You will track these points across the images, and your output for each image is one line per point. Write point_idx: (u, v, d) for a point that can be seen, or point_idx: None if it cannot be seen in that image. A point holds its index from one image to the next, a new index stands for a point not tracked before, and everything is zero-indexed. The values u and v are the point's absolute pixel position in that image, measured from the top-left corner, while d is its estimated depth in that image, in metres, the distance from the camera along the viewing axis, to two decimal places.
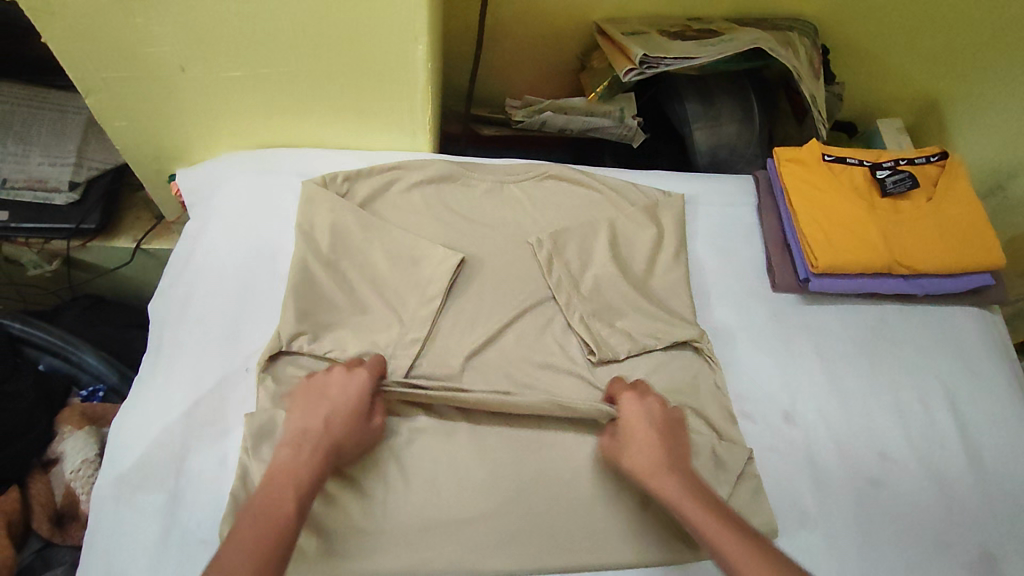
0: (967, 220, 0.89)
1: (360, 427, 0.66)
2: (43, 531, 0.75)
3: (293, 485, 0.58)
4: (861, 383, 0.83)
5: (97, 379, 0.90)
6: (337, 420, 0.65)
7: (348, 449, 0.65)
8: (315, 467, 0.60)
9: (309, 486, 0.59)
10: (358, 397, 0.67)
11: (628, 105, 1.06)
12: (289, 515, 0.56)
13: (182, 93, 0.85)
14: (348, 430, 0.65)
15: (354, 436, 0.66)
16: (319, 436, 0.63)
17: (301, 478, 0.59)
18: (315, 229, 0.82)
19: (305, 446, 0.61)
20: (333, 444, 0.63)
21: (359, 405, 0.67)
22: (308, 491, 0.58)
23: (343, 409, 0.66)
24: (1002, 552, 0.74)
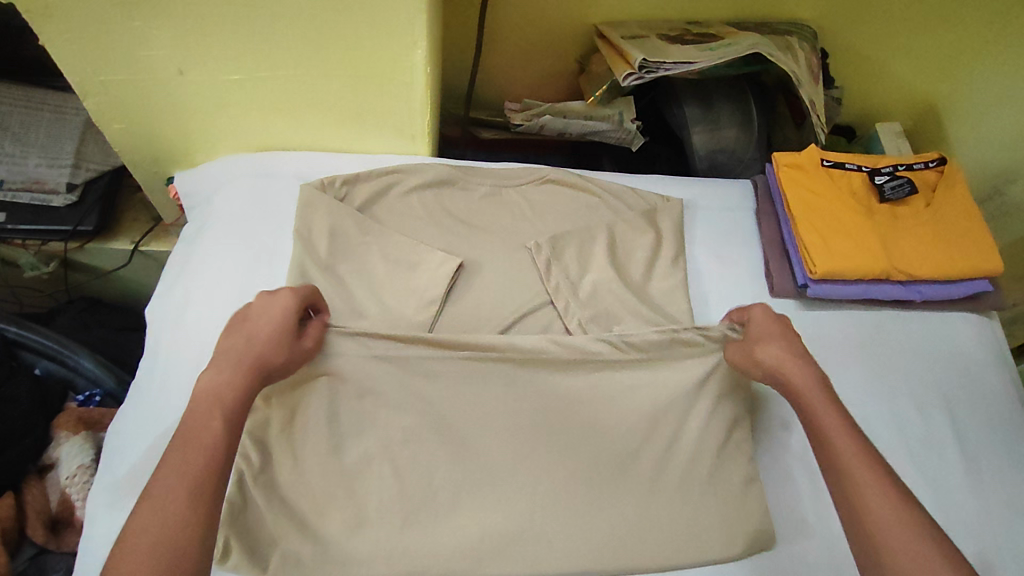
0: (965, 226, 0.89)
1: (288, 346, 0.64)
2: (38, 538, 0.75)
3: (221, 413, 0.57)
4: (859, 389, 0.83)
5: (94, 384, 0.88)
6: (263, 340, 0.63)
7: (276, 368, 0.63)
8: (240, 392, 0.59)
9: (237, 412, 0.58)
10: (283, 317, 0.65)
11: (627, 108, 1.06)
12: (219, 444, 0.56)
13: (180, 96, 0.84)
14: (277, 350, 0.63)
15: (284, 355, 0.63)
16: (244, 359, 0.61)
17: (224, 401, 0.58)
18: (313, 233, 0.82)
19: (230, 370, 0.60)
20: (258, 364, 0.61)
21: (285, 325, 0.64)
22: (237, 416, 0.58)
23: (269, 329, 0.63)
24: (1000, 559, 0.74)
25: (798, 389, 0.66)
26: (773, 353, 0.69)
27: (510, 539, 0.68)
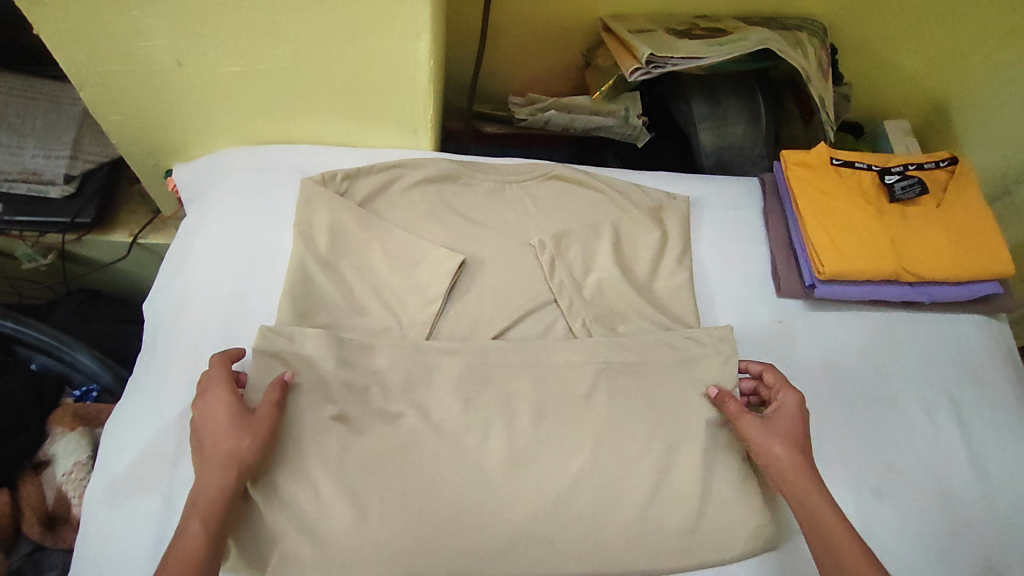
0: (976, 227, 0.88)
1: (247, 431, 0.63)
2: (34, 535, 0.74)
3: (199, 517, 0.59)
4: (866, 392, 0.82)
5: (91, 379, 0.87)
6: (221, 434, 0.63)
7: (247, 452, 0.62)
8: (217, 491, 0.60)
9: (217, 512, 0.59)
10: (234, 407, 0.64)
11: (633, 104, 1.03)
12: (202, 548, 0.57)
13: (178, 88, 0.83)
14: (237, 438, 0.62)
15: (246, 441, 0.62)
16: (213, 460, 0.61)
17: (206, 505, 0.59)
18: (313, 228, 0.80)
19: (203, 473, 0.61)
20: (227, 459, 0.61)
21: (238, 413, 0.64)
22: (218, 517, 0.59)
23: (224, 423, 0.63)
24: (1004, 564, 0.74)
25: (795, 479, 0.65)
26: (781, 443, 0.67)
27: (512, 540, 0.67)
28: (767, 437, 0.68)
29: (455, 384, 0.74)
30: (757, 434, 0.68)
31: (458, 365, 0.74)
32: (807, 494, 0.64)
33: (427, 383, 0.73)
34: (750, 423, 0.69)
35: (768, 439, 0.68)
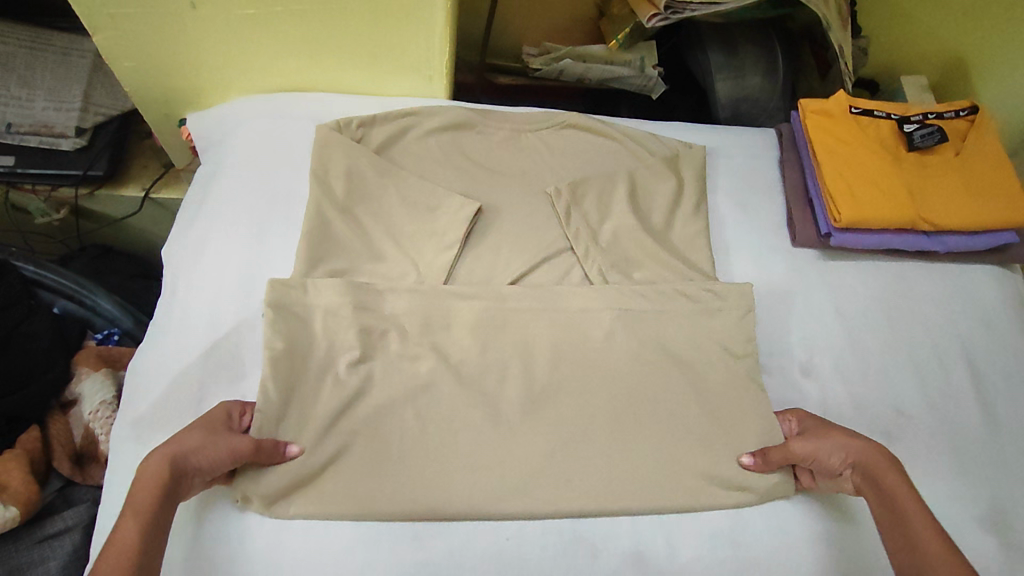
0: (994, 176, 0.87)
1: (207, 439, 0.61)
2: (64, 471, 0.77)
3: (131, 510, 0.55)
4: (879, 340, 0.83)
5: (112, 323, 0.91)
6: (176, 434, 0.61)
7: (193, 450, 0.59)
8: (154, 484, 0.57)
9: (152, 508, 0.56)
10: (212, 420, 0.63)
11: (649, 53, 1.03)
12: (139, 543, 0.53)
13: (192, 32, 0.82)
14: (192, 438, 0.60)
15: (205, 448, 0.60)
16: (158, 451, 0.59)
17: (138, 499, 0.56)
18: (330, 174, 0.80)
19: (145, 464, 0.58)
20: (174, 454, 0.58)
21: (214, 425, 0.63)
22: (153, 511, 0.56)
23: (196, 428, 0.62)
24: (1012, 505, 0.75)
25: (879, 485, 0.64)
26: (847, 444, 0.67)
27: (531, 478, 0.68)
28: (828, 445, 0.67)
29: (471, 330, 0.74)
30: (813, 449, 0.68)
31: (476, 310, 0.75)
32: (889, 490, 0.63)
33: (445, 328, 0.74)
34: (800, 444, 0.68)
35: (831, 446, 0.67)
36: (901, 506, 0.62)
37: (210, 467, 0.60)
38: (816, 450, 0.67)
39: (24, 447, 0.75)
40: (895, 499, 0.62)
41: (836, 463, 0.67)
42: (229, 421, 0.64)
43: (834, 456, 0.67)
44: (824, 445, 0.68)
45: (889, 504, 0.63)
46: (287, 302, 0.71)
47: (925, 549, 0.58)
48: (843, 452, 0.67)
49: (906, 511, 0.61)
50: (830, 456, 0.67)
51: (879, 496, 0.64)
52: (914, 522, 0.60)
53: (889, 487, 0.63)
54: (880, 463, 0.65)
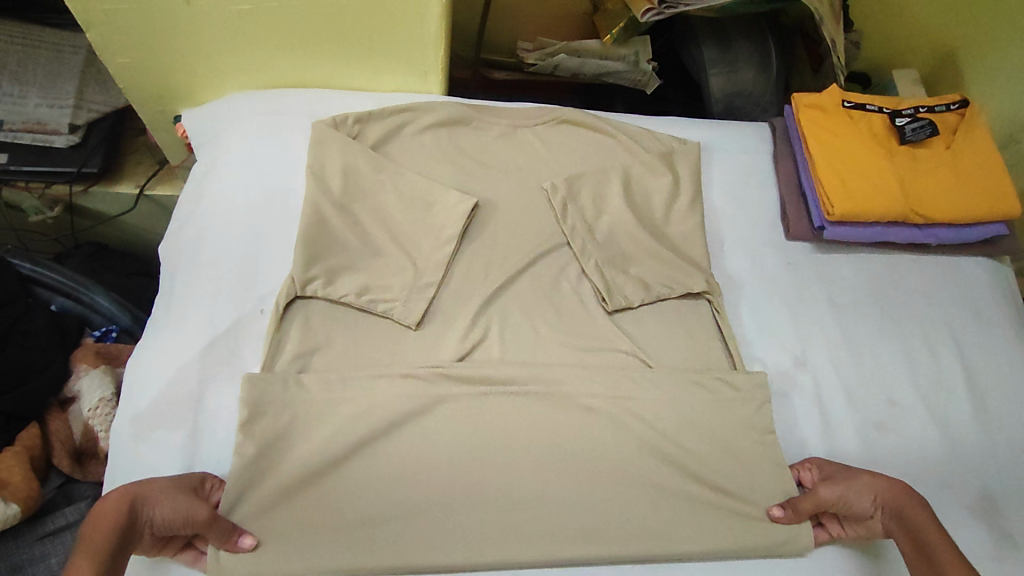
0: (983, 169, 0.88)
1: (168, 491, 0.58)
2: (64, 467, 0.77)
3: (85, 548, 0.52)
4: (872, 333, 0.84)
5: (110, 320, 0.91)
6: (150, 483, 0.59)
7: (156, 501, 0.57)
8: (113, 524, 0.53)
9: (105, 547, 0.52)
10: (178, 481, 0.61)
11: (644, 48, 1.04)
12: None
13: (187, 28, 0.82)
14: (152, 487, 0.58)
15: (166, 498, 0.57)
16: (116, 494, 0.56)
17: (95, 542, 0.52)
18: (326, 171, 0.80)
19: (103, 505, 0.55)
20: (134, 496, 0.56)
21: (177, 484, 0.60)
22: (105, 549, 0.52)
23: (163, 481, 0.60)
24: (1002, 493, 0.76)
25: (912, 529, 0.62)
26: (874, 485, 0.66)
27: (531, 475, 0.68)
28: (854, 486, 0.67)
29: (470, 325, 0.75)
30: (840, 491, 0.67)
31: (475, 305, 0.76)
32: (919, 535, 0.61)
33: (442, 324, 0.75)
34: (829, 488, 0.67)
35: (857, 488, 0.66)
36: (940, 556, 0.59)
37: (165, 521, 0.57)
38: (844, 493, 0.66)
39: (24, 445, 0.75)
40: (931, 550, 0.60)
41: (865, 505, 0.66)
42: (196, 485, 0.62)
43: (863, 498, 0.66)
44: (853, 487, 0.67)
45: (925, 555, 0.60)
46: (286, 299, 0.72)
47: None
48: (871, 494, 0.66)
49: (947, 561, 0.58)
50: (858, 496, 0.66)
51: (915, 549, 0.61)
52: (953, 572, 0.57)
53: (919, 531, 0.62)
54: (908, 503, 0.64)
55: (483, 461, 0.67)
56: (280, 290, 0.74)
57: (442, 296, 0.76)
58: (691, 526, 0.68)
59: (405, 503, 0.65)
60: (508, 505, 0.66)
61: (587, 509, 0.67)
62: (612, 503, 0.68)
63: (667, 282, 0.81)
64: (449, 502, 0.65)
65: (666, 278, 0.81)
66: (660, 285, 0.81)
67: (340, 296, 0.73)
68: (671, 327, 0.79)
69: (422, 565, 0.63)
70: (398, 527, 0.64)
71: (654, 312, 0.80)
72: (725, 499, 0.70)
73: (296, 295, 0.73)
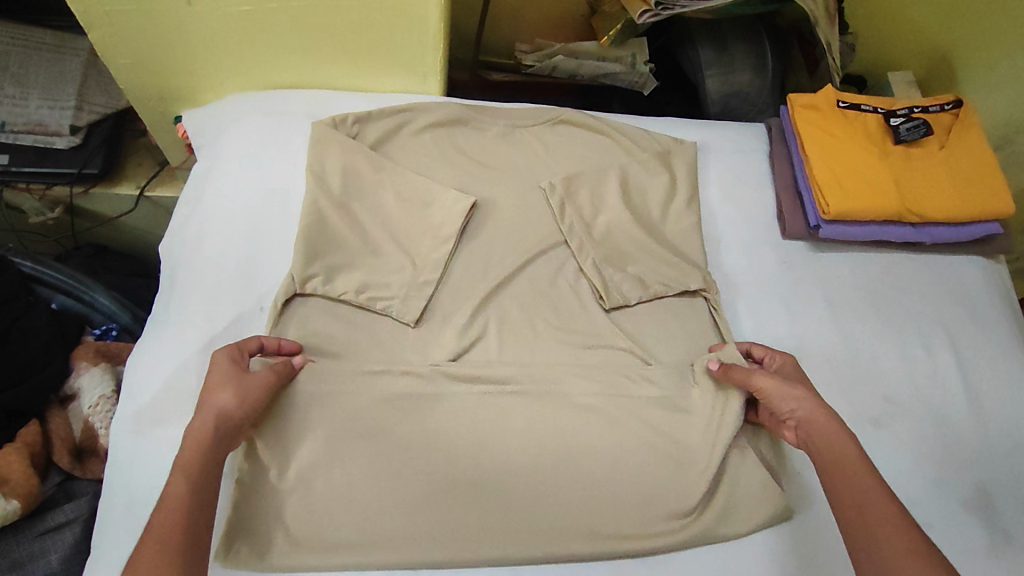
0: (976, 169, 0.89)
1: (238, 387, 0.62)
2: (64, 464, 0.77)
3: (181, 467, 0.56)
4: (867, 330, 0.85)
5: (110, 319, 0.91)
6: (217, 389, 0.61)
7: (236, 404, 0.61)
8: (207, 443, 0.58)
9: (203, 464, 0.57)
10: (225, 366, 0.63)
11: (640, 50, 1.05)
12: (186, 495, 0.55)
13: (188, 29, 0.82)
14: (226, 393, 0.61)
15: (241, 397, 0.61)
16: (202, 413, 0.60)
17: (197, 456, 0.57)
18: (326, 170, 0.81)
19: (193, 429, 0.59)
20: (219, 412, 0.60)
21: (229, 373, 0.63)
22: (203, 466, 0.57)
23: (223, 378, 0.62)
24: (998, 491, 0.76)
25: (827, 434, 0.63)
26: (799, 396, 0.67)
27: (529, 470, 0.68)
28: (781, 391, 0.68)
29: (467, 323, 0.75)
30: (772, 386, 0.68)
31: (473, 303, 0.76)
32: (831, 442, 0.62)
33: (441, 321, 0.75)
34: (763, 377, 0.68)
35: (789, 393, 0.67)
36: (851, 466, 0.60)
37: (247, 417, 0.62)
38: (774, 388, 0.67)
39: (24, 441, 0.75)
40: (840, 455, 0.61)
41: (785, 409, 0.67)
42: (235, 358, 0.64)
43: (786, 404, 0.67)
44: (786, 388, 0.67)
45: (833, 462, 0.61)
46: (285, 295, 0.73)
47: (878, 512, 0.56)
48: (794, 403, 0.66)
49: (856, 471, 0.59)
50: (783, 400, 0.67)
51: (823, 455, 0.62)
52: (860, 482, 0.59)
53: (832, 441, 0.63)
54: (824, 418, 0.64)
55: (482, 457, 0.68)
56: (280, 287, 0.74)
57: (440, 293, 0.77)
58: (689, 521, 0.68)
59: (404, 500, 0.65)
60: (506, 503, 0.66)
61: (584, 504, 0.67)
62: (609, 499, 0.68)
63: (664, 280, 0.82)
64: (447, 498, 0.66)
65: (663, 276, 0.82)
66: (658, 283, 0.81)
67: (339, 294, 0.74)
68: (669, 324, 0.79)
69: (419, 561, 0.63)
70: (396, 522, 0.64)
71: (652, 309, 0.80)
72: (723, 495, 0.70)
73: (295, 293, 0.73)
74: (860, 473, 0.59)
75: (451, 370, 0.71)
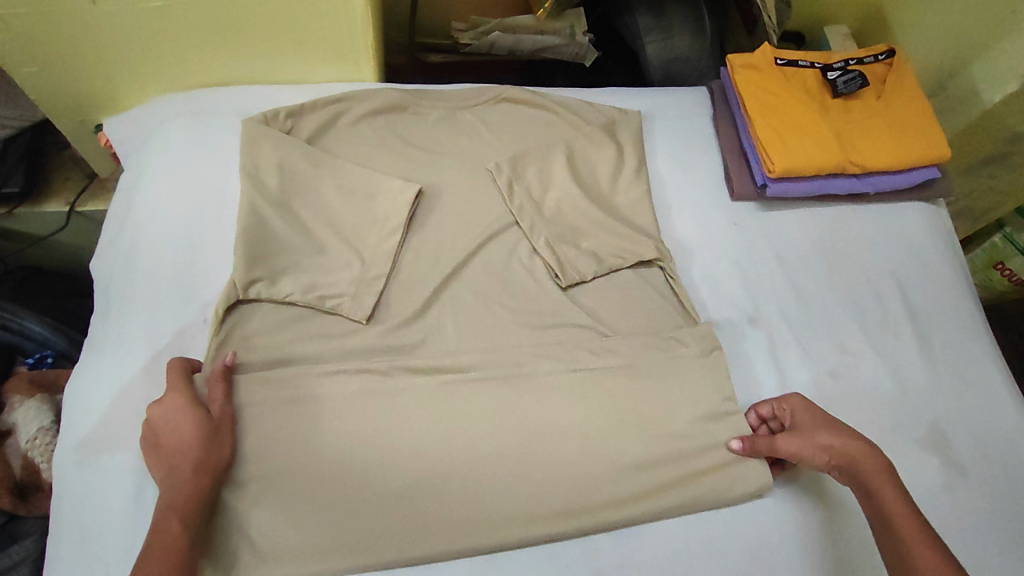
0: (913, 115, 0.91)
1: (220, 431, 0.62)
2: (4, 505, 0.73)
3: (174, 510, 0.56)
4: (820, 284, 0.86)
5: (43, 345, 0.86)
6: (194, 434, 0.60)
7: (217, 450, 0.61)
8: (198, 490, 0.58)
9: (197, 515, 0.57)
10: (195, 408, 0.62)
11: (578, 21, 1.03)
12: (183, 538, 0.55)
13: (96, 31, 0.77)
14: (209, 441, 0.61)
15: (224, 445, 0.62)
16: (184, 459, 0.59)
17: (186, 503, 0.57)
18: (261, 169, 0.77)
19: (175, 475, 0.58)
20: (208, 458, 0.60)
21: (205, 418, 0.62)
22: (194, 510, 0.57)
23: (192, 420, 0.61)
24: (951, 426, 0.79)
25: (867, 488, 0.62)
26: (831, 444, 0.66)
27: (498, 458, 0.67)
28: (811, 443, 0.66)
29: (422, 314, 0.74)
30: (798, 443, 0.67)
31: (426, 294, 0.74)
32: (874, 493, 0.61)
33: (396, 314, 0.73)
34: (786, 437, 0.68)
35: (812, 448, 0.66)
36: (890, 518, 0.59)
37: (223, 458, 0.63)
38: (797, 448, 0.67)
39: None
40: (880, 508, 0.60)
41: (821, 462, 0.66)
42: (198, 403, 0.63)
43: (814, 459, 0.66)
44: (810, 442, 0.67)
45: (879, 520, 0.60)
46: (227, 304, 0.69)
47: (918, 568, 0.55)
48: (824, 454, 0.66)
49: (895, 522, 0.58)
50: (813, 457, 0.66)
51: (867, 506, 0.62)
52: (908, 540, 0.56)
53: (874, 489, 0.61)
54: (867, 463, 0.63)
55: (447, 449, 0.67)
56: (221, 295, 0.71)
57: (392, 285, 0.75)
58: (659, 491, 0.68)
59: (370, 502, 0.64)
60: (475, 492, 0.66)
61: (554, 485, 0.67)
62: (580, 476, 0.68)
63: (619, 252, 0.81)
64: (415, 494, 0.65)
65: (618, 248, 0.81)
66: (613, 256, 0.81)
67: (285, 296, 0.71)
68: (627, 296, 0.79)
69: (394, 564, 0.62)
70: (364, 526, 0.63)
71: (608, 282, 0.80)
72: (691, 460, 0.70)
73: (237, 299, 0.70)
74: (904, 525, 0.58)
75: (410, 364, 0.70)
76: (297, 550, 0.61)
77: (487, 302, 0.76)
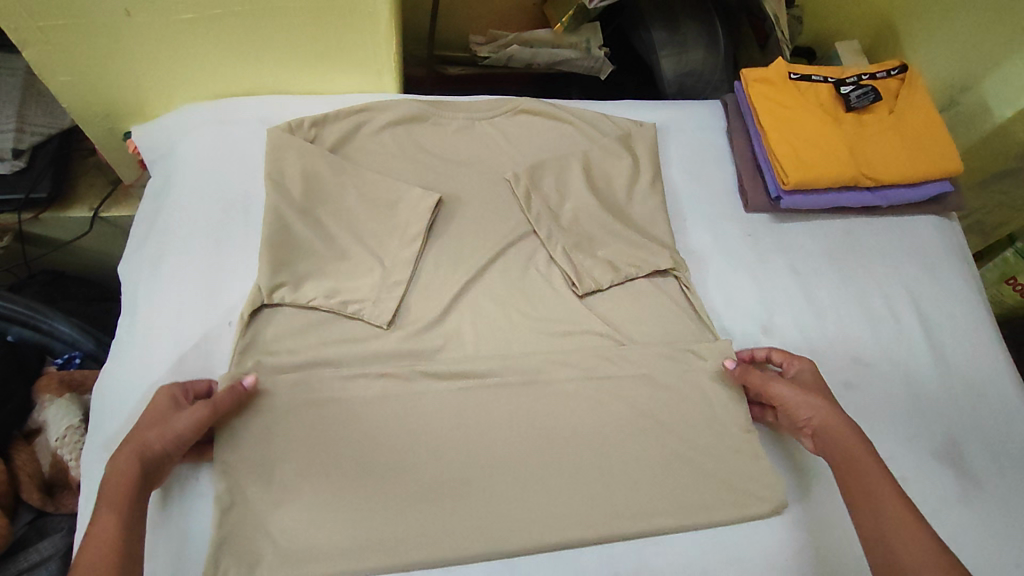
0: (925, 129, 0.92)
1: (167, 420, 0.61)
2: (34, 501, 0.75)
3: (107, 503, 0.56)
4: (833, 295, 0.87)
5: (72, 346, 0.88)
6: (144, 425, 0.61)
7: (158, 438, 0.60)
8: (126, 474, 0.57)
9: (126, 493, 0.57)
10: (154, 406, 0.63)
11: (594, 35, 1.05)
12: (114, 530, 0.55)
13: (129, 42, 0.80)
14: (148, 428, 0.60)
15: (167, 431, 0.60)
16: (123, 446, 0.59)
17: (118, 490, 0.57)
18: (285, 177, 0.79)
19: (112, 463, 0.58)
20: (140, 445, 0.59)
21: (163, 413, 0.62)
22: (126, 499, 0.56)
23: (147, 413, 0.62)
24: (966, 439, 0.79)
25: (841, 444, 0.65)
26: (816, 405, 0.67)
27: (516, 464, 0.68)
28: (801, 396, 0.68)
29: (442, 320, 0.75)
30: (790, 393, 0.69)
31: (445, 300, 0.76)
32: (854, 450, 0.64)
33: (416, 320, 0.75)
34: (780, 385, 0.70)
35: (803, 401, 0.68)
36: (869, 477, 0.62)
37: (175, 448, 0.61)
38: (788, 397, 0.69)
39: None
40: (857, 465, 0.63)
41: (805, 415, 0.68)
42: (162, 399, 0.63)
43: (800, 411, 0.68)
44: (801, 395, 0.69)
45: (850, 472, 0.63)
46: (251, 308, 0.71)
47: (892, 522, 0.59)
48: (810, 410, 0.68)
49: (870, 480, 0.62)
50: (800, 407, 0.68)
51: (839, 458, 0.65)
52: (880, 492, 0.61)
53: (850, 446, 0.64)
54: (847, 424, 0.66)
55: (466, 454, 0.68)
56: (246, 299, 0.73)
57: (413, 292, 0.76)
58: (675, 497, 0.69)
59: (389, 505, 0.65)
60: (494, 496, 0.66)
61: (571, 490, 0.68)
62: (597, 482, 0.69)
63: (635, 262, 0.82)
64: (434, 498, 0.66)
65: (633, 258, 0.82)
66: (629, 265, 0.82)
67: (308, 301, 0.73)
68: (642, 305, 0.80)
69: (413, 567, 0.63)
70: (384, 528, 0.64)
71: (624, 291, 0.81)
72: (705, 468, 0.71)
73: (262, 303, 0.72)
74: (880, 483, 0.61)
75: (430, 369, 0.71)
76: (318, 550, 0.62)
77: (504, 309, 0.77)
